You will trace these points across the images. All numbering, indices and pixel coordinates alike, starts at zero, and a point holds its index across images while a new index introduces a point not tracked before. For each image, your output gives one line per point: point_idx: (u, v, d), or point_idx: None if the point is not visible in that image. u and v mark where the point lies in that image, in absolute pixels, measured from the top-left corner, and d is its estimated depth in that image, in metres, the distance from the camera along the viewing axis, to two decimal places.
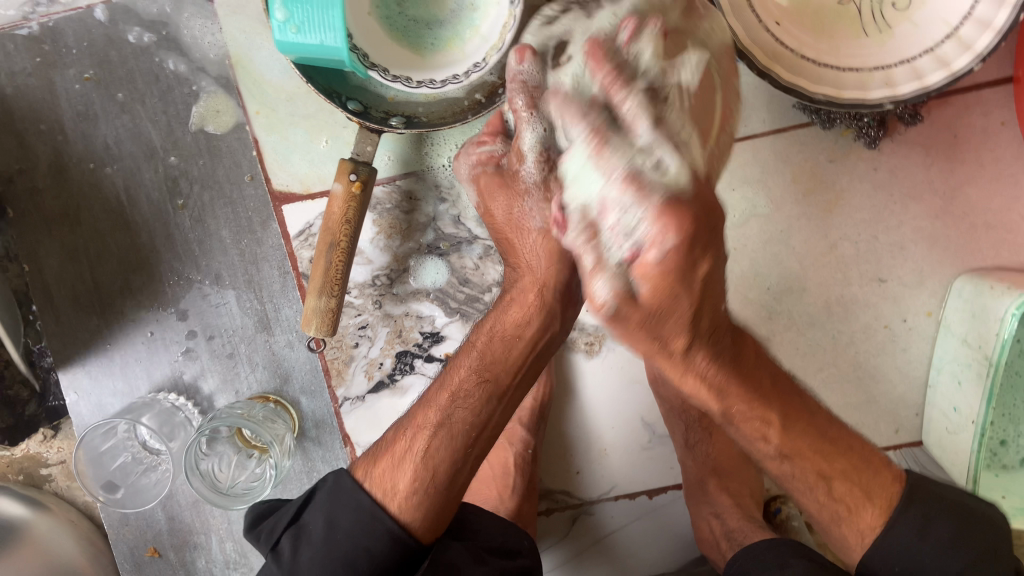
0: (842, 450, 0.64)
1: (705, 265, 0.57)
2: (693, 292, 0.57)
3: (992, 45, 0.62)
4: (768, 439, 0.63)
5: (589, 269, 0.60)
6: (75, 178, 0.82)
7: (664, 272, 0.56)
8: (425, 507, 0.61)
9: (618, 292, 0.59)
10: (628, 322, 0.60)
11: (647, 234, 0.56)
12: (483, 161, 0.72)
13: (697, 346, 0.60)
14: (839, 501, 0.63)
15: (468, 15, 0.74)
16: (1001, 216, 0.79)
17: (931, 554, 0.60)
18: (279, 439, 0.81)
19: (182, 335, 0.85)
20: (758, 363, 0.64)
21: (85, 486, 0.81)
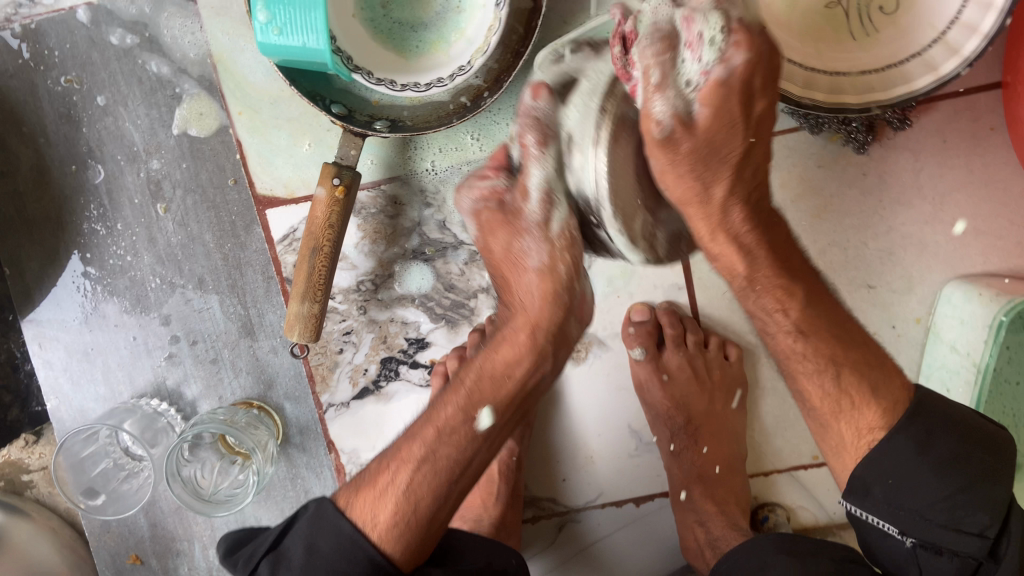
0: (854, 344, 0.62)
1: (761, 106, 0.57)
2: (745, 117, 0.56)
3: (978, 50, 0.61)
4: (785, 313, 0.62)
5: (648, 85, 0.53)
6: (57, 182, 0.81)
7: (730, 86, 0.54)
8: (404, 540, 0.60)
9: (675, 113, 0.54)
10: (678, 149, 0.55)
11: (726, 54, 0.53)
12: (486, 197, 0.62)
13: (733, 212, 0.60)
14: (846, 393, 0.61)
15: (453, 17, 0.74)
16: (991, 223, 0.79)
17: (926, 471, 0.58)
18: (262, 446, 0.80)
19: (165, 340, 0.84)
20: (790, 244, 0.64)
21: (64, 493, 0.80)
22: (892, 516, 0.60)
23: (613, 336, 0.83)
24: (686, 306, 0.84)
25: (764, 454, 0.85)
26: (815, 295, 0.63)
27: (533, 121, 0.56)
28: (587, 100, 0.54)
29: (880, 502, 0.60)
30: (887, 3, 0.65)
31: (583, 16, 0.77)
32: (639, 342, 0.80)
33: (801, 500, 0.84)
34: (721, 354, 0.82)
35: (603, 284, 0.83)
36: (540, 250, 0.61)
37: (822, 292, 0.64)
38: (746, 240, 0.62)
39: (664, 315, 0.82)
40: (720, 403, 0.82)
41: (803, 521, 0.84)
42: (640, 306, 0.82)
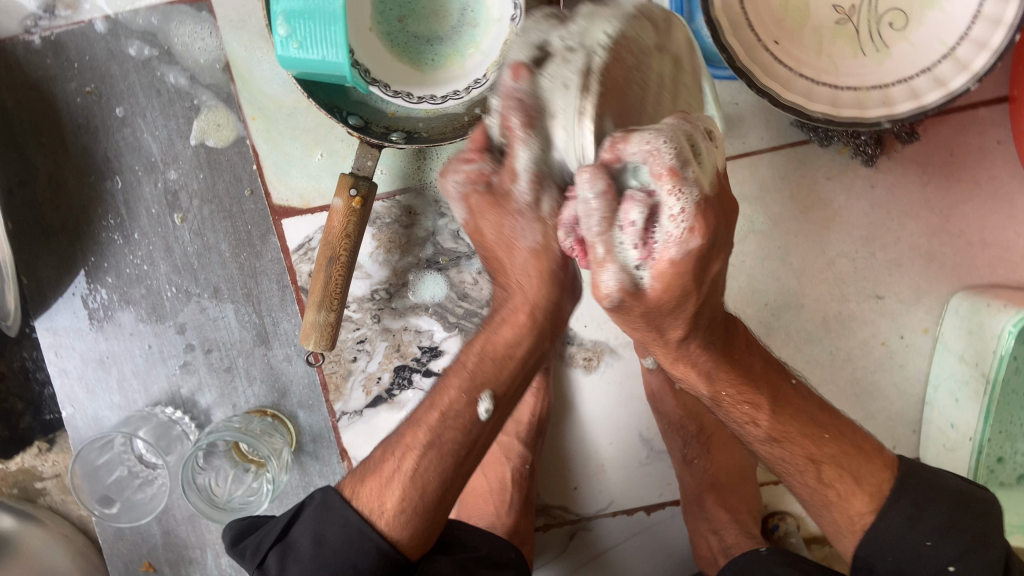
0: (834, 434, 0.62)
1: (716, 267, 0.50)
2: (706, 278, 0.49)
3: (988, 66, 0.63)
4: (755, 424, 0.61)
5: (595, 256, 0.46)
6: (75, 191, 0.82)
7: (686, 266, 0.46)
8: (411, 526, 0.61)
9: (626, 284, 0.46)
10: (632, 313, 0.50)
11: (682, 238, 0.44)
12: (473, 179, 0.58)
13: (694, 337, 0.55)
14: (831, 488, 0.61)
15: (468, 31, 0.75)
16: (997, 235, 0.80)
17: (920, 544, 0.60)
18: (277, 453, 0.80)
19: (180, 348, 0.84)
20: (745, 350, 0.60)
21: (80, 501, 0.81)
22: None
23: (624, 345, 0.84)
24: None
25: None
26: (778, 394, 0.61)
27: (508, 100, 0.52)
28: (564, 69, 0.52)
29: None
30: (897, 18, 0.66)
31: None
32: None
33: None
34: None
35: None
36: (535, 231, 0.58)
37: (785, 381, 0.62)
38: (705, 362, 0.58)
39: None
40: None
41: (812, 529, 0.85)
42: None
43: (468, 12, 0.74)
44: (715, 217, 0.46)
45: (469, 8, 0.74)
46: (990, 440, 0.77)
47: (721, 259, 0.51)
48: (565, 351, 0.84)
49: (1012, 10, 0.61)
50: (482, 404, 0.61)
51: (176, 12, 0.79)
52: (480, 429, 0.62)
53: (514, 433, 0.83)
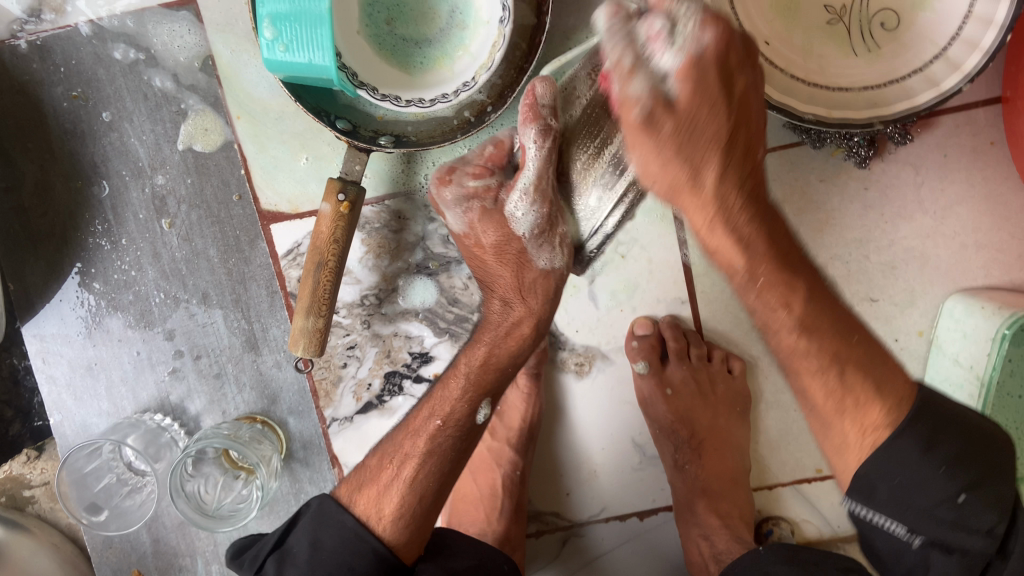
0: (861, 339, 0.60)
1: (743, 80, 0.58)
2: (732, 103, 0.58)
3: (980, 66, 0.62)
4: (785, 316, 0.59)
5: (623, 70, 0.57)
6: (62, 197, 0.82)
7: (704, 63, 0.56)
8: (408, 531, 0.64)
9: (654, 94, 0.58)
10: (663, 129, 0.58)
11: (697, 33, 0.56)
12: (479, 194, 0.70)
13: (728, 179, 0.60)
14: (849, 393, 0.58)
15: (457, 33, 0.74)
16: (992, 236, 0.79)
17: (931, 472, 0.55)
18: (266, 460, 0.79)
19: (169, 355, 0.84)
20: (785, 235, 0.62)
21: (66, 509, 0.80)
22: (900, 514, 0.57)
23: (617, 351, 0.83)
24: (689, 320, 0.84)
25: (768, 467, 0.85)
26: (814, 297, 0.60)
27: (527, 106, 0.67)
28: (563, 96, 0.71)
29: (887, 502, 0.57)
30: (889, 19, 0.65)
31: (586, 32, 0.77)
32: (642, 357, 0.80)
33: (806, 514, 0.84)
34: (725, 368, 0.82)
35: (606, 298, 0.82)
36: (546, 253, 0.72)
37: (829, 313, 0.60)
38: (745, 236, 0.60)
39: (667, 329, 0.82)
40: (722, 418, 0.82)
41: (807, 535, 0.84)
42: (643, 320, 0.82)
43: (457, 14, 0.74)
44: (720, 41, 0.56)
45: (458, 10, 0.74)
46: None
47: (739, 122, 0.59)
48: (557, 355, 0.83)
49: (1003, 9, 0.60)
50: (482, 411, 0.69)
51: (163, 16, 0.78)
52: (475, 434, 0.69)
53: (505, 439, 0.82)
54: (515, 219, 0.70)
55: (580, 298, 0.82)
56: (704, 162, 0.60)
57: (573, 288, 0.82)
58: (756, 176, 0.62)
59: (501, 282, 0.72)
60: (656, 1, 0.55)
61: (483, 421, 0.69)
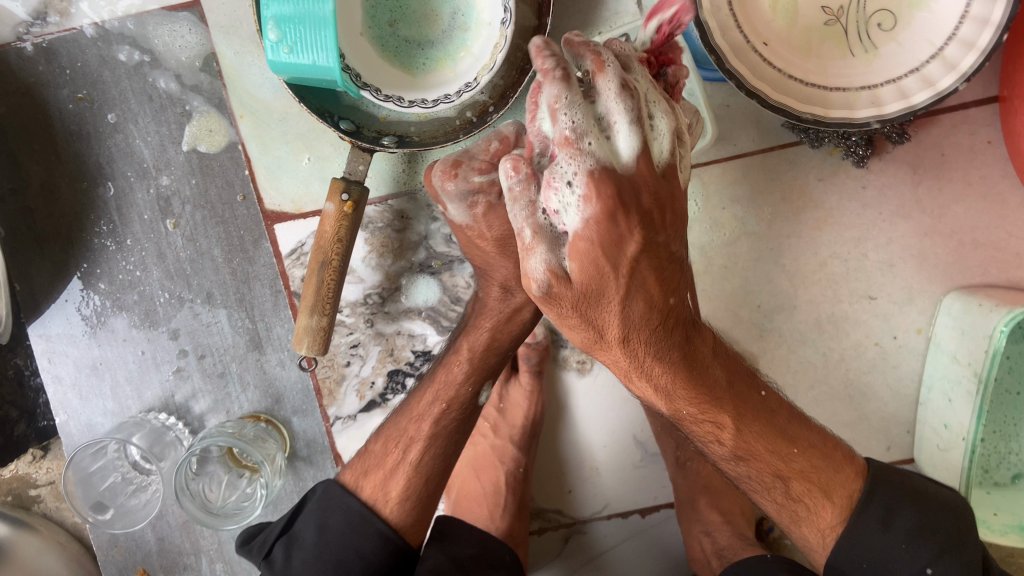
0: (802, 449, 0.62)
1: (633, 252, 0.55)
2: (621, 278, 0.55)
3: (976, 66, 0.63)
4: (720, 442, 0.61)
5: (525, 245, 0.56)
6: (68, 198, 0.82)
7: (592, 244, 0.54)
8: (412, 514, 0.65)
9: (551, 269, 0.56)
10: (563, 304, 0.57)
11: (579, 206, 0.54)
12: (484, 189, 0.64)
13: (634, 337, 0.58)
14: (798, 503, 0.62)
15: (459, 35, 0.75)
16: (988, 234, 0.80)
17: (898, 550, 0.59)
18: (270, 458, 0.80)
19: (174, 354, 0.84)
20: (711, 362, 0.61)
21: (72, 507, 0.81)
22: None
23: None
24: None
25: None
26: (738, 411, 0.60)
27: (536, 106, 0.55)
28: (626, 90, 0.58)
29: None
30: (886, 19, 0.66)
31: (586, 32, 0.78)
32: None
33: None
34: None
35: None
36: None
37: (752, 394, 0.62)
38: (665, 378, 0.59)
39: None
40: None
41: None
42: None
43: (459, 16, 0.75)
44: (636, 169, 0.54)
45: (459, 12, 0.75)
46: (983, 440, 0.77)
47: (637, 288, 0.56)
48: (559, 353, 0.84)
49: (999, 10, 0.61)
50: (484, 394, 0.70)
51: (167, 19, 0.79)
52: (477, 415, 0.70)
53: (508, 437, 0.83)
54: (517, 205, 0.58)
55: None
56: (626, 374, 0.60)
57: None
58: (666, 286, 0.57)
59: (502, 272, 0.68)
60: (566, 142, 0.53)
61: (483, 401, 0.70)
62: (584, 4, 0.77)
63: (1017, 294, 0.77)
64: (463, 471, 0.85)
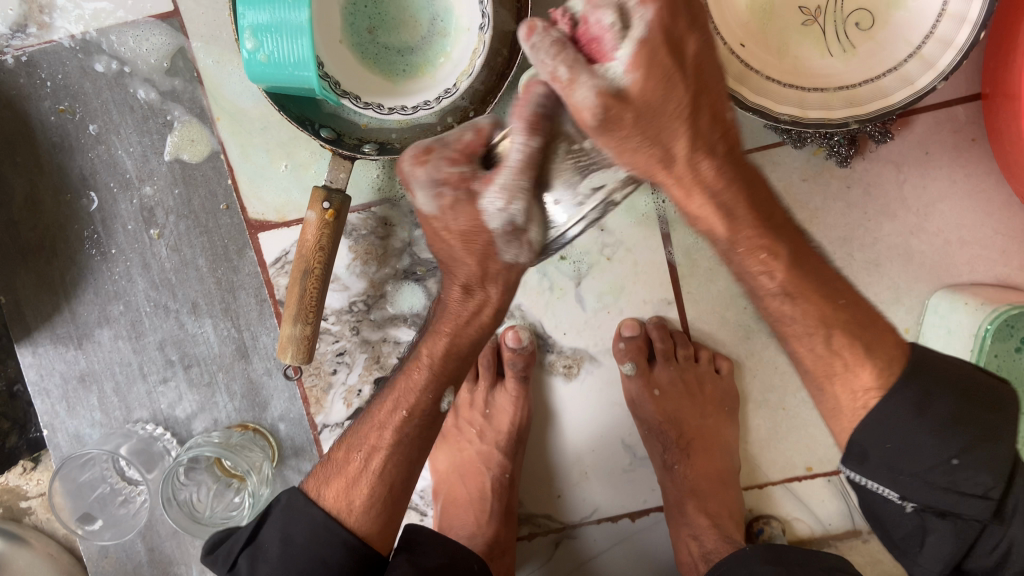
0: (847, 300, 0.57)
1: (693, 49, 0.52)
2: (687, 69, 0.52)
3: (953, 63, 0.62)
4: (770, 275, 0.56)
5: (562, 82, 0.49)
6: (52, 210, 0.82)
7: (654, 45, 0.50)
8: (378, 520, 0.64)
9: (603, 92, 0.50)
10: (624, 123, 0.52)
11: (639, 14, 0.49)
12: (453, 182, 0.56)
13: (699, 154, 0.55)
14: (836, 358, 0.55)
15: (439, 41, 0.75)
16: (974, 232, 0.80)
17: (924, 435, 0.52)
18: (257, 467, 0.80)
19: (160, 364, 0.84)
20: (771, 203, 0.58)
21: (60, 521, 0.80)
22: (893, 481, 0.54)
23: (605, 352, 0.84)
24: (676, 320, 0.84)
25: (758, 466, 0.85)
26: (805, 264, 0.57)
27: (527, 113, 0.51)
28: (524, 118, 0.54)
29: (880, 467, 0.54)
30: (863, 19, 0.66)
31: None
32: (629, 358, 0.81)
33: (796, 512, 0.84)
34: (712, 367, 0.83)
35: (593, 300, 0.83)
36: (511, 249, 0.60)
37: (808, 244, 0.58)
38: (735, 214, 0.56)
39: (653, 330, 0.82)
40: (710, 417, 0.82)
41: (798, 533, 0.84)
42: (630, 322, 0.82)
43: (438, 21, 0.75)
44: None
45: (439, 18, 0.74)
46: None
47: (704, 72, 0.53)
48: (545, 358, 0.84)
49: (977, 6, 0.61)
50: (446, 398, 0.67)
51: (130, 26, 0.79)
52: (439, 421, 0.68)
53: (495, 443, 0.82)
54: (488, 214, 0.56)
55: (567, 301, 0.83)
56: (631, 153, 0.54)
57: (560, 291, 0.82)
58: (718, 120, 0.55)
59: (463, 271, 0.63)
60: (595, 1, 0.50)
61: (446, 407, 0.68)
62: None
63: (1004, 292, 0.77)
64: (450, 477, 0.84)
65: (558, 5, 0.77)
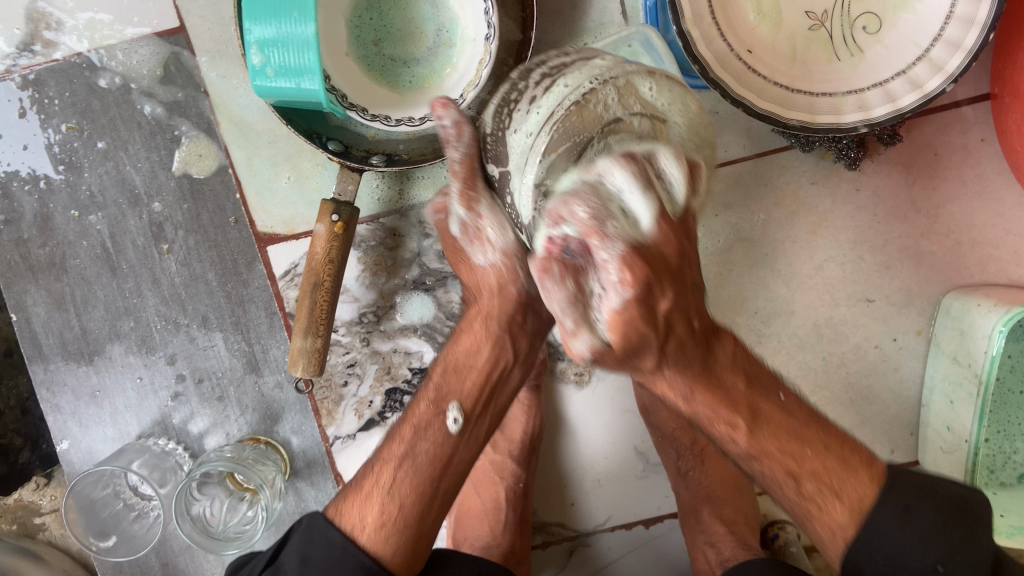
0: (818, 451, 0.58)
1: (665, 303, 0.54)
2: (660, 326, 0.54)
3: (963, 66, 0.62)
4: (733, 439, 0.58)
5: (567, 331, 0.53)
6: (60, 227, 0.82)
7: (632, 318, 0.52)
8: (394, 541, 0.60)
9: (596, 348, 0.54)
10: (609, 352, 0.54)
11: (618, 289, 0.51)
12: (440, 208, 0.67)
13: (666, 364, 0.57)
14: (809, 501, 0.57)
15: (444, 51, 0.75)
16: (984, 233, 0.79)
17: (911, 546, 0.54)
18: (269, 481, 0.80)
19: (171, 379, 0.84)
20: (730, 368, 0.59)
21: (74, 536, 0.81)
22: None
23: None
24: None
25: None
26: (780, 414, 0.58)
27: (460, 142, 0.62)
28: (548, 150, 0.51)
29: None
30: (870, 22, 0.65)
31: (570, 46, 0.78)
32: None
33: None
34: None
35: None
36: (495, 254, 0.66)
37: (769, 396, 0.59)
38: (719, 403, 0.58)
39: None
40: None
41: (813, 537, 0.85)
42: None
43: (444, 32, 0.75)
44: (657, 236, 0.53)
45: (444, 28, 0.75)
46: (987, 441, 0.76)
47: (674, 311, 0.55)
48: (556, 366, 0.83)
49: (985, 8, 0.60)
50: (452, 414, 0.64)
51: (123, 40, 0.79)
52: (455, 441, 0.64)
53: (507, 452, 0.82)
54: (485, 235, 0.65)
55: None
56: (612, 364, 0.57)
57: None
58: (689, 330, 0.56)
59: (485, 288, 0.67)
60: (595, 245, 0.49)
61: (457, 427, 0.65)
62: (569, 18, 0.77)
63: (1016, 292, 0.76)
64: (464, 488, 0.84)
65: (563, 12, 0.77)
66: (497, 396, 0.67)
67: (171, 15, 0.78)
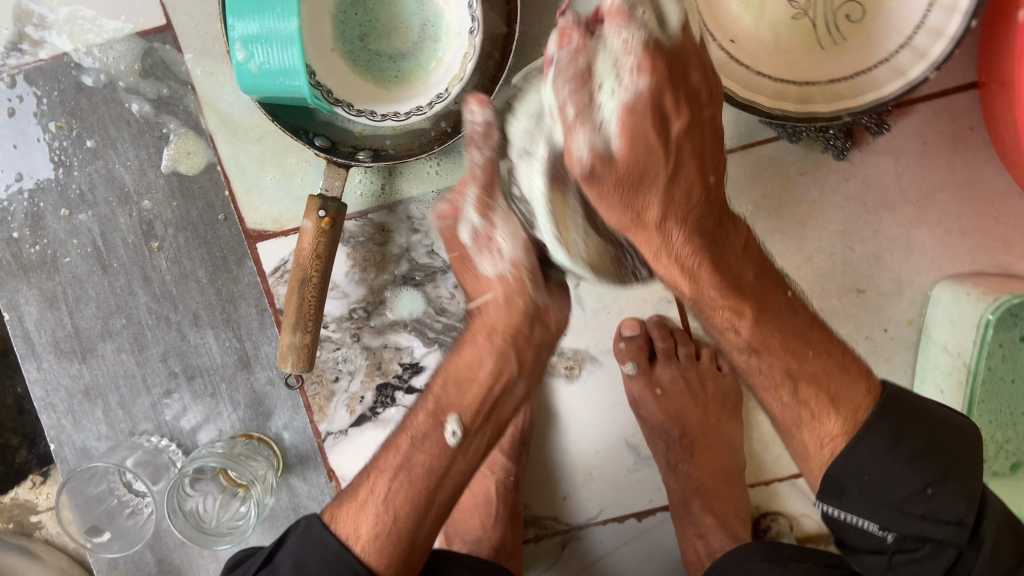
0: (818, 352, 0.61)
1: (680, 123, 0.55)
2: (670, 147, 0.55)
3: (946, 53, 0.62)
4: (736, 329, 0.61)
5: (566, 118, 0.52)
6: (51, 226, 0.82)
7: (638, 110, 0.53)
8: (386, 554, 0.61)
9: (595, 149, 0.53)
10: (603, 184, 0.55)
11: (631, 79, 0.52)
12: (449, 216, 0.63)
13: (672, 219, 0.58)
14: (804, 404, 0.61)
15: (430, 46, 0.75)
16: (974, 222, 0.79)
17: (898, 466, 0.57)
18: (261, 478, 0.80)
19: (163, 375, 0.85)
20: (738, 258, 0.62)
21: (69, 534, 0.82)
22: (871, 512, 0.58)
23: (605, 353, 0.83)
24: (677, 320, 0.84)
25: (763, 463, 0.85)
26: (787, 324, 0.62)
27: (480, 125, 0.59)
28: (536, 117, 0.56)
29: (857, 500, 0.59)
30: (854, 11, 0.65)
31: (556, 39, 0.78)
32: (630, 358, 0.81)
33: (805, 509, 0.84)
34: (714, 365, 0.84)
35: (592, 300, 0.83)
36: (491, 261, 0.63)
37: (778, 291, 0.63)
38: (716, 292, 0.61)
39: (655, 329, 0.82)
40: (713, 416, 0.82)
41: (807, 528, 0.84)
42: (630, 321, 0.82)
43: (429, 27, 0.75)
44: (681, 40, 0.53)
45: (429, 23, 0.74)
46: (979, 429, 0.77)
47: (688, 141, 0.56)
48: (546, 360, 0.83)
49: None
50: (449, 427, 0.63)
51: (105, 38, 0.79)
52: (450, 454, 0.64)
53: (497, 446, 0.82)
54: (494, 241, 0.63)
55: None
56: (615, 216, 0.58)
57: None
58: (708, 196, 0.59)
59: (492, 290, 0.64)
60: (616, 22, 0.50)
61: (455, 440, 0.64)
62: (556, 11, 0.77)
63: (1004, 281, 0.76)
64: None
65: (549, 6, 0.77)
66: (498, 410, 0.66)
67: (158, 12, 0.79)
